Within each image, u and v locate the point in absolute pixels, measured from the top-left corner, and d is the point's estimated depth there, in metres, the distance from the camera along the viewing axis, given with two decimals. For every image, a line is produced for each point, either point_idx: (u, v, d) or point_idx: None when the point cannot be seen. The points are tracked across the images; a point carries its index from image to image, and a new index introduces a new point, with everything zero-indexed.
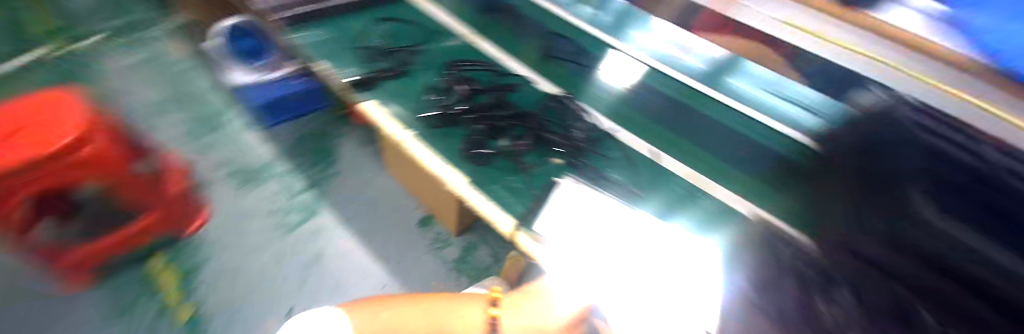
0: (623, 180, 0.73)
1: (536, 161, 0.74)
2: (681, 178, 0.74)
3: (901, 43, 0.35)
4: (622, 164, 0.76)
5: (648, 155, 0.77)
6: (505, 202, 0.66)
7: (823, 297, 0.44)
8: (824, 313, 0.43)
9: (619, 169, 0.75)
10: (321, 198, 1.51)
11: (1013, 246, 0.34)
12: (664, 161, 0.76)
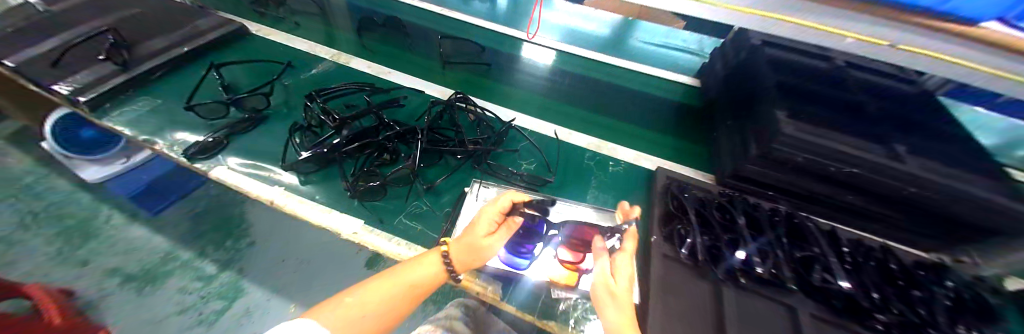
0: (533, 171, 0.73)
1: (436, 177, 0.67)
2: (588, 149, 0.81)
3: (898, 21, 0.27)
4: (530, 154, 0.77)
5: (556, 135, 0.83)
6: (413, 235, 0.58)
7: (731, 232, 0.56)
8: (737, 240, 0.54)
9: (528, 159, 0.76)
10: (240, 278, 1.12)
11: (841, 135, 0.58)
12: (572, 139, 0.83)
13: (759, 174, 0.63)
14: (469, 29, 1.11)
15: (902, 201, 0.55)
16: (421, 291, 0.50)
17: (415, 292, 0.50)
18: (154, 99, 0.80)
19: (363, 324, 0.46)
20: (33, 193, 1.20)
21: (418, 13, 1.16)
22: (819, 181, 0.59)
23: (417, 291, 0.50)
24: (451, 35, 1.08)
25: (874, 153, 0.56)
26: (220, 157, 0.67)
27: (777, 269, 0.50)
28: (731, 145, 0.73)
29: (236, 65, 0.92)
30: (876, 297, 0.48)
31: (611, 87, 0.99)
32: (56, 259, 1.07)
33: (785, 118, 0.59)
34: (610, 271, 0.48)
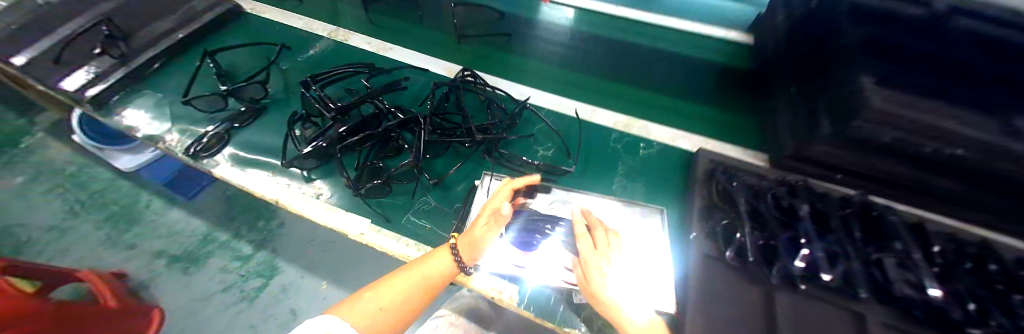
0: (551, 158, 0.66)
1: (445, 169, 0.63)
2: (615, 129, 0.72)
3: None
4: (547, 139, 0.70)
5: (577, 115, 0.75)
6: (422, 234, 0.54)
7: (790, 229, 0.47)
8: (799, 237, 0.46)
9: (545, 145, 0.69)
10: (274, 258, 1.06)
11: (953, 110, 0.46)
12: (595, 118, 0.75)
13: (828, 154, 0.54)
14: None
15: (1017, 187, 0.45)
16: (436, 284, 0.43)
17: (429, 289, 0.42)
18: (157, 91, 0.78)
19: (383, 319, 0.38)
20: (77, 182, 1.14)
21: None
22: (906, 161, 0.49)
23: (431, 286, 0.42)
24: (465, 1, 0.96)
25: (987, 128, 0.43)
26: (222, 152, 0.65)
27: (848, 275, 0.43)
28: (794, 119, 0.63)
29: (232, 50, 0.88)
30: (972, 308, 0.40)
31: (642, 54, 0.88)
32: (107, 243, 1.04)
33: (872, 85, 0.47)
34: (592, 248, 0.45)
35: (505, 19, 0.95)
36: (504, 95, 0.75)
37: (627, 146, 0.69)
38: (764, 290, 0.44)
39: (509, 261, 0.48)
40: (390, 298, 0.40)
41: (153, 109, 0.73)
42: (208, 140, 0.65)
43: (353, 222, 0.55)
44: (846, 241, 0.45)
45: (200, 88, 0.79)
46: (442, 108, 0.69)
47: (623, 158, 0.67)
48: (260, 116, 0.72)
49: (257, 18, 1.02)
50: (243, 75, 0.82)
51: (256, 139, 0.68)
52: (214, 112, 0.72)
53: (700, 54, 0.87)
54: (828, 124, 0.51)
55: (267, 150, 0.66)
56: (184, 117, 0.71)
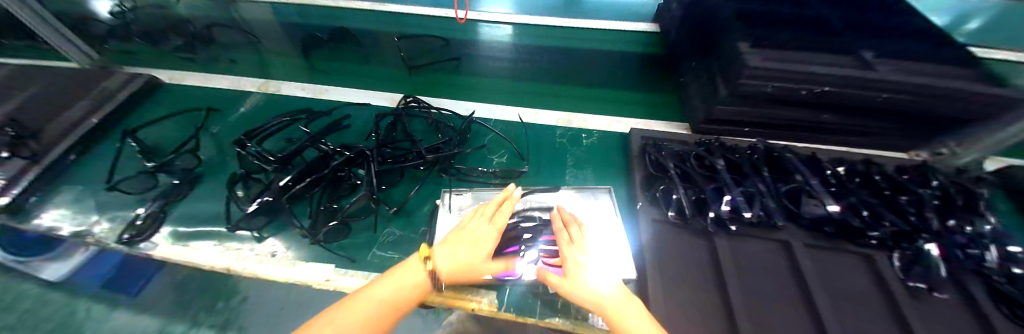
0: (506, 164, 0.70)
1: (404, 196, 0.64)
2: (559, 126, 0.78)
3: None
4: (499, 146, 0.74)
5: (521, 119, 0.80)
6: (390, 265, 0.54)
7: (713, 180, 0.54)
8: (722, 187, 0.52)
9: (498, 153, 0.72)
10: None
11: (810, 57, 0.56)
12: (539, 120, 0.80)
13: (733, 112, 0.60)
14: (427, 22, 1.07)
15: (876, 108, 0.55)
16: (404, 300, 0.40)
17: (395, 306, 0.39)
18: (77, 184, 0.72)
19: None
20: None
21: (365, 18, 1.09)
22: (791, 105, 0.58)
23: (395, 300, 0.39)
24: (409, 35, 1.03)
25: (842, 65, 0.54)
26: (162, 232, 0.61)
27: (766, 210, 0.50)
28: (700, 87, 0.70)
29: (157, 124, 0.84)
30: (867, 215, 0.48)
31: (573, 55, 0.96)
32: None
33: (747, 48, 0.57)
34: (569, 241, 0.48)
35: (450, 44, 1.01)
36: (449, 114, 0.78)
37: (572, 139, 0.75)
38: (705, 239, 0.50)
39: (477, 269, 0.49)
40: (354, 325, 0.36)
41: (74, 202, 0.67)
42: (142, 222, 0.61)
43: (317, 269, 0.54)
44: (759, 182, 0.53)
45: (128, 169, 0.74)
46: (391, 137, 0.70)
47: (570, 150, 0.72)
48: (197, 184, 0.69)
49: (184, 86, 0.98)
50: (174, 146, 0.79)
51: (199, 209, 0.65)
52: (146, 191, 0.68)
53: (622, 46, 0.97)
54: (726, 85, 0.59)
55: (213, 218, 0.63)
56: (112, 204, 0.66)
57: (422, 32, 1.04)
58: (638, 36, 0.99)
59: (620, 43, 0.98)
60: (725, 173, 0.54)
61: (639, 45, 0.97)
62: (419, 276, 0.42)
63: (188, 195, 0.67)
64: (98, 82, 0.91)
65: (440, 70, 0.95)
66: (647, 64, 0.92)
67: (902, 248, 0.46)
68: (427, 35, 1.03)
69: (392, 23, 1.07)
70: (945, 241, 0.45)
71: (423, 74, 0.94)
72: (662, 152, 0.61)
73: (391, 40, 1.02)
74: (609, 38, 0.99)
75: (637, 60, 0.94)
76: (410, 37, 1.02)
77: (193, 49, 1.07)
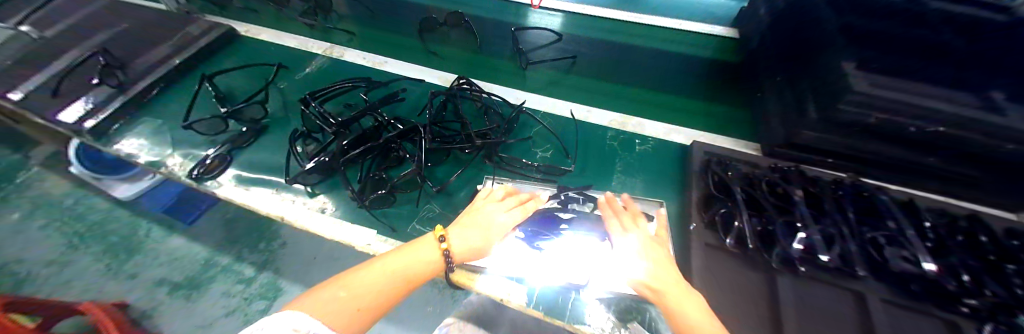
0: (550, 159, 0.68)
1: (448, 175, 0.66)
2: (611, 127, 0.74)
3: None
4: (545, 141, 0.72)
5: (572, 115, 0.77)
6: None
7: (786, 213, 0.49)
8: (795, 221, 0.47)
9: (543, 147, 0.71)
10: (277, 278, 0.97)
11: (921, 90, 0.49)
12: (590, 118, 0.77)
13: (816, 139, 0.55)
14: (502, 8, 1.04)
15: (998, 158, 0.47)
16: (416, 276, 0.42)
17: (410, 282, 0.42)
18: (156, 118, 0.78)
19: (359, 320, 0.37)
20: (75, 215, 1.06)
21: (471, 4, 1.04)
22: (891, 141, 0.52)
23: (408, 276, 0.42)
24: (524, 26, 0.97)
25: (967, 103, 0.47)
26: (227, 174, 0.66)
27: (846, 254, 0.44)
28: (781, 107, 0.65)
29: (231, 72, 0.89)
30: (967, 280, 0.41)
31: (637, 53, 0.90)
32: (106, 276, 0.96)
33: (852, 68, 0.51)
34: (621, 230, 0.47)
35: (562, 40, 0.95)
36: (499, 100, 0.77)
37: (623, 142, 0.71)
38: (764, 272, 0.46)
39: (517, 261, 0.49)
40: (369, 296, 0.38)
41: (155, 134, 0.74)
42: (210, 162, 0.66)
43: (363, 233, 0.56)
44: (841, 222, 0.47)
45: (201, 110, 0.80)
46: (442, 118, 0.72)
47: (619, 154, 0.69)
48: (261, 135, 0.74)
49: (255, 39, 1.04)
50: (243, 97, 0.84)
51: (258, 158, 0.68)
52: (214, 134, 0.73)
53: (691, 48, 0.91)
54: (817, 110, 0.53)
55: (271, 168, 0.67)
56: (185, 141, 0.72)
57: (489, 14, 1.02)
58: (711, 40, 0.92)
59: (697, 48, 0.90)
60: (800, 204, 0.49)
61: (712, 50, 0.90)
62: (434, 257, 0.44)
63: (253, 142, 0.71)
64: (183, 26, 0.97)
65: (516, 57, 0.92)
66: (718, 74, 0.85)
67: (998, 321, 0.39)
68: (492, 18, 1.01)
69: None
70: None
71: (487, 58, 0.93)
72: (730, 171, 0.57)
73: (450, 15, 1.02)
74: (684, 39, 0.92)
75: (708, 66, 0.86)
76: (527, 29, 0.96)
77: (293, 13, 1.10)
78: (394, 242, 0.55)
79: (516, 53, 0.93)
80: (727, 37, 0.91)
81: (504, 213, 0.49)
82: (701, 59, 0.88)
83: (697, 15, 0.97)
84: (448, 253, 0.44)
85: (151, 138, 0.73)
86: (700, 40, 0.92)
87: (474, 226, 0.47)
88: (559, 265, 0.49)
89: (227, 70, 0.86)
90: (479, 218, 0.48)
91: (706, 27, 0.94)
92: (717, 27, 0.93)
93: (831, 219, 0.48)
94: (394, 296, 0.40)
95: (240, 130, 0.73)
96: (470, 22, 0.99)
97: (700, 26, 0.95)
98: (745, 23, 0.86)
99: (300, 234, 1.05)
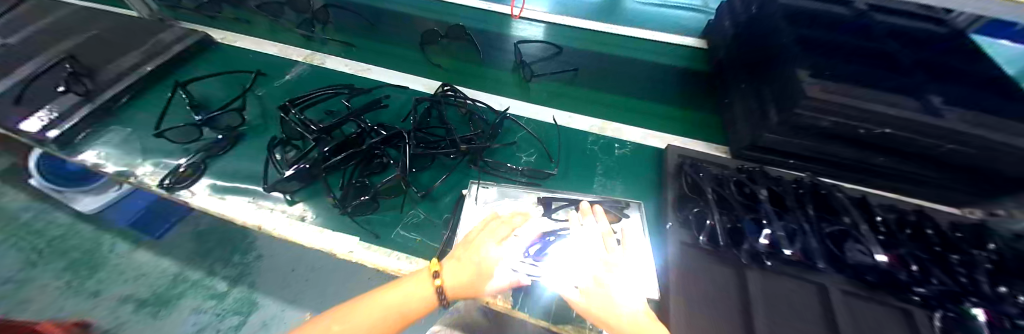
0: (533, 164, 0.70)
1: (432, 181, 0.66)
2: (591, 132, 0.77)
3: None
4: (529, 146, 0.74)
5: (554, 121, 0.79)
6: (412, 246, 0.55)
7: (753, 211, 0.51)
8: (761, 219, 0.50)
9: (527, 152, 0.72)
10: (254, 293, 0.94)
11: (869, 95, 0.53)
12: (572, 124, 0.79)
13: (779, 142, 0.59)
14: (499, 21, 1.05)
15: (940, 157, 0.51)
16: (411, 313, 0.42)
17: (402, 319, 0.41)
18: (125, 127, 0.75)
19: None
20: (31, 230, 1.00)
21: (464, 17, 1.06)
22: (846, 142, 0.56)
23: (403, 313, 0.41)
24: (525, 39, 1.00)
25: (908, 106, 0.51)
26: (201, 182, 0.64)
27: (808, 248, 0.47)
28: (747, 113, 0.69)
29: (207, 79, 0.87)
30: (915, 269, 0.44)
31: (614, 63, 0.94)
32: (65, 293, 0.90)
33: (807, 76, 0.55)
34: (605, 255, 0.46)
35: (562, 53, 0.97)
36: (483, 107, 0.79)
37: (603, 146, 0.74)
38: (734, 268, 0.48)
39: None
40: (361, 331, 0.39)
41: (124, 142, 0.71)
42: (184, 170, 0.64)
43: (345, 240, 0.55)
44: (803, 219, 0.50)
45: (175, 118, 0.78)
46: (426, 124, 0.72)
47: (600, 158, 0.71)
48: (238, 143, 0.72)
49: (234, 46, 1.02)
50: (220, 104, 0.82)
51: (235, 166, 0.67)
52: (189, 142, 0.71)
53: (666, 57, 0.95)
54: (778, 114, 0.56)
55: (249, 176, 0.65)
56: (157, 149, 0.70)
57: (472, 23, 1.04)
58: (683, 50, 0.97)
59: (670, 57, 0.95)
60: (766, 203, 0.52)
61: (684, 59, 0.94)
62: (427, 293, 0.42)
63: (230, 150, 0.70)
64: (157, 32, 0.95)
65: (501, 67, 0.94)
66: (690, 82, 0.89)
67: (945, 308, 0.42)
68: (476, 27, 1.03)
69: (437, 8, 1.09)
70: (1001, 309, 0.41)
71: (471, 66, 0.94)
72: (703, 172, 0.60)
73: (434, 24, 1.04)
74: (659, 49, 0.97)
75: (682, 74, 0.91)
76: (530, 42, 0.98)
77: (275, 21, 1.09)
78: (377, 248, 0.54)
79: (518, 65, 0.93)
80: (699, 46, 0.97)
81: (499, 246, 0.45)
82: (676, 67, 0.93)
83: (671, 26, 1.02)
84: (440, 289, 0.42)
85: (119, 147, 0.70)
86: (675, 49, 0.97)
87: (467, 263, 0.43)
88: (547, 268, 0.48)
89: (204, 77, 0.84)
90: (472, 255, 0.44)
91: (680, 38, 0.99)
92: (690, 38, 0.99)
93: (794, 216, 0.51)
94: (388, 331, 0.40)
95: (216, 137, 0.72)
96: (472, 35, 1.00)
97: (674, 36, 1.00)
98: (715, 34, 0.91)
99: (277, 246, 1.02)
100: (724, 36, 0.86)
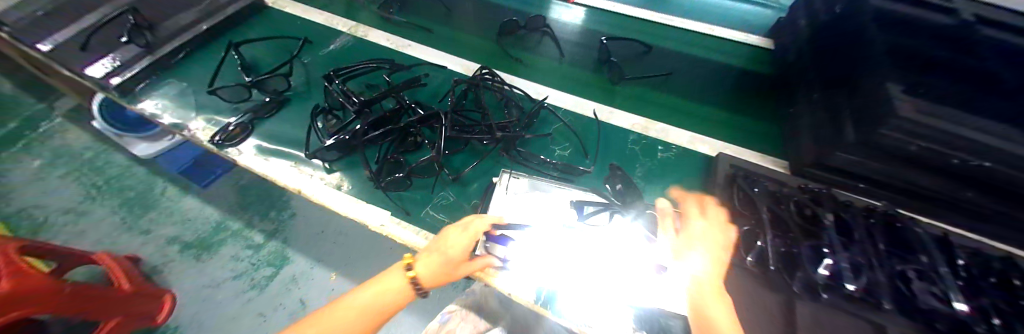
0: (568, 158, 0.67)
1: (463, 165, 0.66)
2: (633, 131, 0.73)
3: None
4: (564, 139, 0.71)
5: (595, 115, 0.75)
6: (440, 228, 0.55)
7: (813, 236, 0.47)
8: (822, 246, 0.45)
9: (561, 145, 0.70)
10: (285, 248, 0.99)
11: (970, 121, 0.46)
12: (613, 120, 0.75)
13: (854, 163, 0.53)
14: (579, 14, 0.98)
15: None
16: (386, 310, 0.39)
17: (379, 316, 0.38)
18: (181, 80, 0.79)
19: None
20: (94, 168, 1.09)
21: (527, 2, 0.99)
22: (928, 172, 0.50)
23: (378, 311, 0.38)
24: (614, 35, 0.91)
25: (1019, 139, 0.44)
26: (247, 142, 0.66)
27: (871, 286, 0.43)
28: (814, 128, 0.63)
29: (257, 42, 0.89)
30: (997, 323, 0.39)
31: (664, 58, 0.88)
32: (121, 229, 0.98)
33: (898, 91, 0.48)
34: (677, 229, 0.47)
35: (652, 53, 0.89)
36: (521, 94, 0.77)
37: (643, 148, 0.70)
38: (784, 296, 0.44)
39: (540, 264, 0.47)
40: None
41: (180, 95, 0.75)
42: (232, 129, 0.66)
43: (378, 215, 0.56)
44: (869, 254, 0.45)
45: (226, 76, 0.81)
46: (462, 108, 0.71)
47: (639, 159, 0.68)
48: (283, 106, 0.74)
49: (282, 9, 1.04)
50: (266, 67, 0.84)
51: (278, 130, 0.69)
52: (236, 102, 0.73)
53: (723, 55, 0.88)
54: (856, 134, 0.51)
55: (292, 140, 0.67)
56: (208, 106, 0.73)
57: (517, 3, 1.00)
58: (745, 49, 0.89)
59: (728, 55, 0.88)
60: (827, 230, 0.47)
61: (744, 59, 0.87)
62: (401, 287, 0.40)
63: (273, 113, 0.72)
64: None
65: (544, 53, 0.91)
66: (747, 87, 0.82)
67: None
68: (521, 7, 0.99)
69: None
70: None
71: (512, 50, 0.92)
72: (756, 188, 0.55)
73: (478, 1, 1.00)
74: (715, 46, 0.90)
75: (738, 77, 0.84)
76: (620, 40, 0.89)
77: None
78: (409, 226, 0.55)
79: (604, 65, 0.87)
80: (762, 47, 0.89)
81: (461, 236, 0.43)
82: (733, 67, 0.85)
83: (731, 22, 0.94)
84: (414, 281, 0.40)
85: (175, 99, 0.74)
86: (735, 47, 0.89)
87: (434, 251, 0.42)
88: (585, 271, 0.47)
89: (253, 40, 0.86)
90: (441, 242, 0.43)
91: (741, 35, 0.91)
92: (755, 37, 0.90)
93: (857, 248, 0.46)
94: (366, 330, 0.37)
95: (261, 99, 0.74)
96: (551, 27, 0.94)
97: (735, 33, 0.92)
98: (786, 33, 0.83)
99: (308, 207, 1.06)
100: (796, 39, 0.78)
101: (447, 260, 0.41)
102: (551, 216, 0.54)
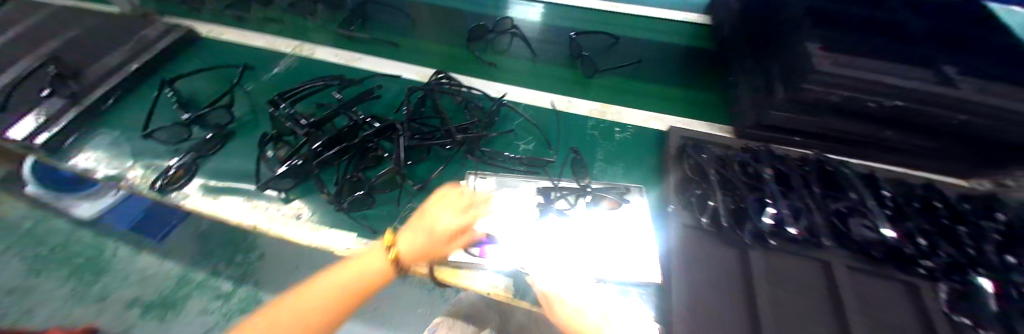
0: (533, 152, 0.68)
1: (428, 174, 0.65)
2: (592, 117, 0.75)
3: None
4: (527, 133, 0.72)
5: (553, 106, 0.77)
6: None
7: (757, 190, 0.51)
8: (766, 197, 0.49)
9: (525, 139, 0.71)
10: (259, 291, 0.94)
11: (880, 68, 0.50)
12: (572, 108, 0.77)
13: (785, 119, 0.57)
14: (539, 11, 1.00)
15: (945, 129, 0.50)
16: (364, 290, 0.38)
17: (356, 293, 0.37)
18: (113, 129, 0.73)
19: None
20: (32, 238, 0.99)
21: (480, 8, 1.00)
22: (851, 118, 0.54)
23: (354, 290, 0.36)
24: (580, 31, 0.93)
25: (920, 79, 0.49)
26: (192, 184, 0.62)
27: (813, 227, 0.47)
28: (751, 92, 0.67)
29: (194, 76, 0.85)
30: (922, 243, 0.44)
31: (616, 45, 0.91)
32: (70, 300, 0.90)
33: (814, 49, 0.52)
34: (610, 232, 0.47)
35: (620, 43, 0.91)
36: (480, 94, 0.77)
37: (602, 132, 0.72)
38: (739, 250, 0.47)
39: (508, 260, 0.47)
40: (305, 317, 0.33)
41: (114, 144, 0.70)
42: (174, 173, 0.62)
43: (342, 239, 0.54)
44: (808, 198, 0.49)
45: (165, 118, 0.76)
46: (418, 116, 0.71)
47: (600, 141, 0.70)
48: (229, 141, 0.71)
49: (221, 40, 0.99)
50: (208, 101, 0.81)
51: (226, 166, 0.66)
52: (177, 142, 0.70)
53: (669, 35, 0.92)
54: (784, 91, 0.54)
55: (244, 175, 0.64)
56: (145, 150, 0.69)
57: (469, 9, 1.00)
58: (686, 28, 0.93)
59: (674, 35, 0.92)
60: (768, 182, 0.51)
61: (688, 37, 0.92)
62: (381, 265, 0.39)
63: (219, 149, 0.69)
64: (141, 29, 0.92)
65: (500, 52, 0.92)
66: (694, 62, 0.86)
67: (949, 280, 0.42)
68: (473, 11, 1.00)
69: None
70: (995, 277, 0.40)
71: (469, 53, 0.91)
72: (702, 152, 0.59)
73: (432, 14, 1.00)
74: (661, 28, 0.94)
75: (684, 54, 0.88)
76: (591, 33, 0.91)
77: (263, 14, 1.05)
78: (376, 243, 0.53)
79: (577, 59, 0.88)
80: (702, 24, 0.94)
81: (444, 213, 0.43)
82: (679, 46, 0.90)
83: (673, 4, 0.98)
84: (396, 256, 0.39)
85: (108, 148, 0.69)
86: (679, 26, 0.94)
87: (420, 227, 0.42)
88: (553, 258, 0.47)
89: (189, 73, 0.82)
90: (424, 221, 0.42)
91: (683, 15, 0.96)
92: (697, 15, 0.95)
93: (797, 194, 0.50)
94: (342, 310, 0.35)
95: (204, 137, 0.70)
96: (519, 27, 0.94)
97: (677, 14, 0.97)
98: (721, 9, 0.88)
99: (278, 244, 1.02)
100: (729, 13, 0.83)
101: (431, 235, 0.41)
102: (516, 210, 0.54)
